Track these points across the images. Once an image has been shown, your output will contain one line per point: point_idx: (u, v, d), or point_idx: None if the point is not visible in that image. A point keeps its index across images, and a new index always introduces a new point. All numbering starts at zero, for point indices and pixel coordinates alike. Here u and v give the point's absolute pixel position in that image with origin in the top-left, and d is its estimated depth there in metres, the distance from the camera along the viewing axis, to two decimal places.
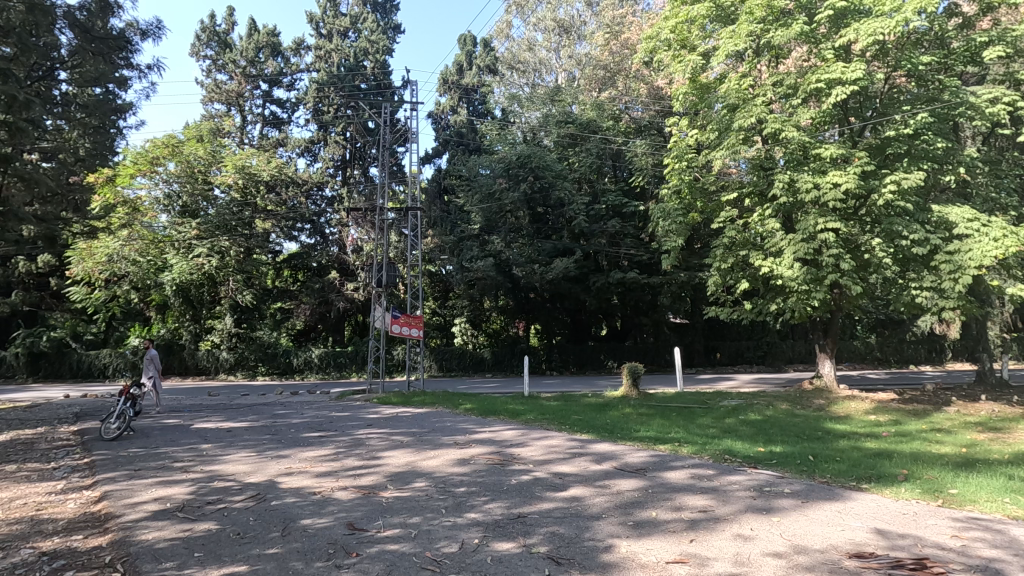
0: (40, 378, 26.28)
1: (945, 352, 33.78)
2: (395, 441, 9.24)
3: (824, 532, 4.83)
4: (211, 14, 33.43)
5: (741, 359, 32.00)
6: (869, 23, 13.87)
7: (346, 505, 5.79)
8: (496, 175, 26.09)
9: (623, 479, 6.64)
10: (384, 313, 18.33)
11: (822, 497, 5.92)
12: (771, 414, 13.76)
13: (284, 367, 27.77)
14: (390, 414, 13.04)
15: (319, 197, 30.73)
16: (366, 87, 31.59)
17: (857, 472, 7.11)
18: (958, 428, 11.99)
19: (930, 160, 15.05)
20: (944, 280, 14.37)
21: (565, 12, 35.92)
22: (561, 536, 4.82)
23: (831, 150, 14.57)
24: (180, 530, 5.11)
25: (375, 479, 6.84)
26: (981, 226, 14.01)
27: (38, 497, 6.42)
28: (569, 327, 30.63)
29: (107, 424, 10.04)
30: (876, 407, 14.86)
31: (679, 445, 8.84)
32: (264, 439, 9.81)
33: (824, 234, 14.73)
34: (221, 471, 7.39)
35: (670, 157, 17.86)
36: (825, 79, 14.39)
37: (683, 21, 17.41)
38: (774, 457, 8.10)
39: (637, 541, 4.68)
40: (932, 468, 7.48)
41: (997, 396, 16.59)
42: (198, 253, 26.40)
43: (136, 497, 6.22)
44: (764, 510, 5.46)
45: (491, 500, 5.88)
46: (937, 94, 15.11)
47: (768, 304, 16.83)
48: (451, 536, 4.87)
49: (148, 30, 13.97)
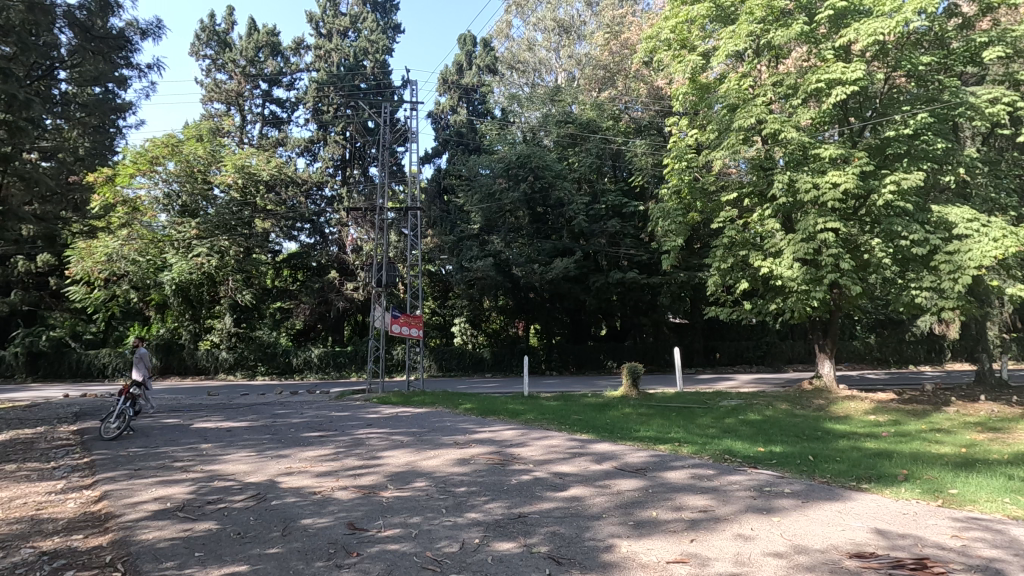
0: (39, 377, 26.24)
1: (944, 353, 33.80)
2: (395, 441, 9.24)
3: (825, 532, 4.83)
4: (211, 14, 33.40)
5: (741, 359, 32.01)
6: (869, 24, 13.87)
7: (347, 505, 5.78)
8: (496, 175, 26.09)
9: (623, 479, 6.64)
10: (384, 313, 18.27)
11: (822, 497, 5.92)
12: (771, 414, 13.77)
13: (283, 367, 27.73)
14: (390, 414, 13.03)
15: (319, 197, 30.67)
16: (366, 87, 31.55)
17: (857, 473, 7.12)
18: (958, 428, 12.00)
19: (930, 160, 15.05)
20: (944, 280, 14.37)
21: (565, 12, 35.90)
22: (561, 536, 4.82)
23: (830, 150, 14.58)
24: (180, 530, 5.10)
25: (375, 479, 6.84)
26: (981, 226, 14.01)
27: (38, 497, 6.41)
28: (568, 327, 30.65)
29: (107, 423, 10.03)
30: (876, 407, 14.88)
31: (679, 445, 8.86)
32: (264, 438, 9.80)
33: (823, 234, 14.72)
34: (221, 470, 7.38)
35: (670, 157, 17.89)
36: (825, 79, 14.40)
37: (683, 22, 17.42)
38: (774, 456, 8.11)
39: (637, 541, 4.69)
40: (932, 467, 7.49)
41: (997, 396, 16.59)
42: (198, 253, 26.44)
43: (136, 497, 6.21)
44: (765, 510, 5.47)
45: (491, 500, 5.88)
46: (938, 94, 15.11)
47: (767, 304, 16.83)
48: (451, 536, 4.87)
49: (148, 30, 13.95)
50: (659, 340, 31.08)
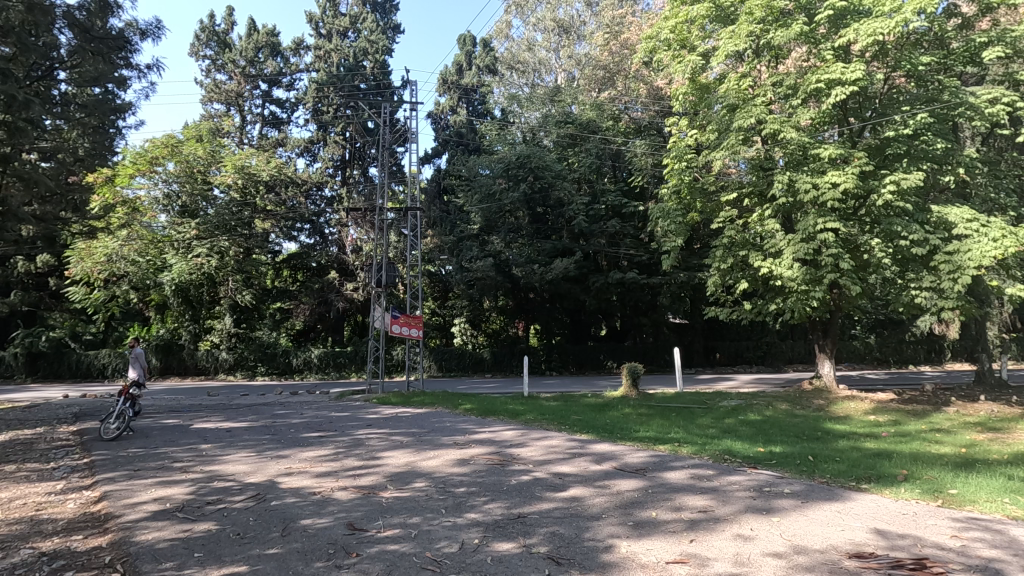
0: (39, 378, 26.23)
1: (944, 353, 33.80)
2: (395, 441, 9.25)
3: (824, 532, 4.83)
4: (211, 14, 33.40)
5: (741, 359, 32.02)
6: (869, 23, 13.87)
7: (346, 505, 5.79)
8: (496, 175, 26.10)
9: (623, 479, 6.65)
10: (384, 314, 18.27)
11: (822, 498, 5.92)
12: (770, 414, 13.78)
13: (283, 367, 27.71)
14: (389, 414, 13.04)
15: (319, 197, 30.62)
16: (365, 88, 31.52)
17: (856, 473, 7.12)
18: (957, 428, 12.00)
19: (930, 161, 15.04)
20: (944, 280, 14.36)
21: (564, 12, 35.89)
22: (561, 536, 4.82)
23: (830, 151, 14.56)
24: (180, 530, 5.11)
25: (375, 479, 6.85)
26: (981, 226, 14.00)
27: (38, 497, 6.42)
28: (568, 327, 30.66)
29: (107, 424, 10.02)
30: (876, 407, 14.88)
31: (679, 445, 8.86)
32: (264, 439, 9.80)
33: (823, 234, 14.71)
34: (221, 471, 7.39)
35: (670, 157, 17.88)
36: (825, 80, 14.40)
37: (683, 22, 17.46)
38: (773, 457, 8.12)
39: (636, 541, 4.69)
40: (932, 468, 7.49)
41: (997, 396, 16.60)
42: (198, 253, 26.46)
43: (136, 497, 6.22)
44: (764, 510, 5.47)
45: (491, 500, 5.89)
46: (938, 94, 15.12)
47: (767, 304, 16.84)
48: (451, 536, 4.87)
49: (148, 30, 13.96)
50: (659, 341, 31.08)
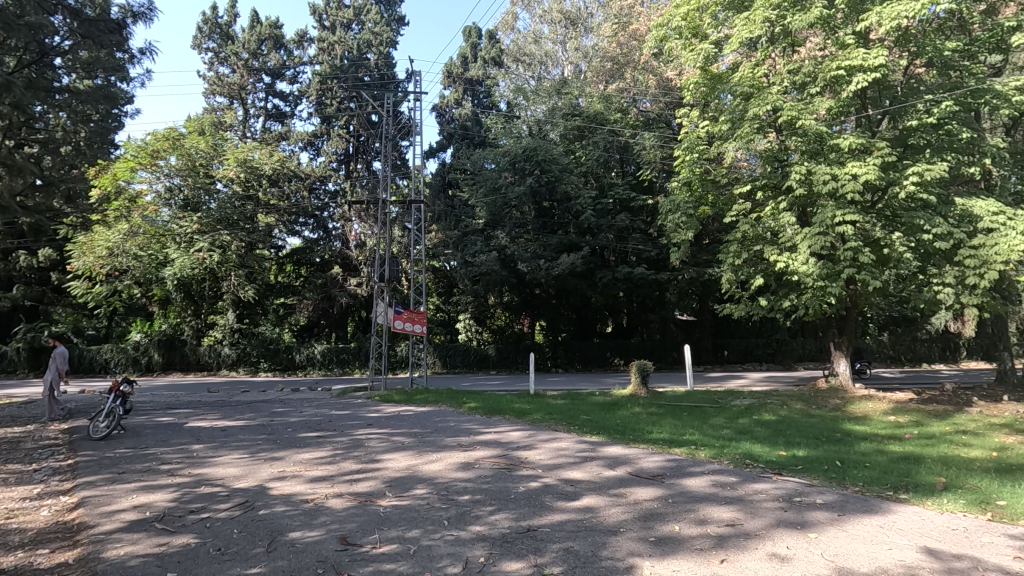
0: (40, 373, 25.89)
1: (959, 352, 33.20)
2: (396, 443, 8.74)
3: (870, 553, 4.31)
4: (212, 6, 33.08)
5: (751, 356, 31.38)
6: (892, 6, 13.25)
7: (339, 515, 5.30)
8: (501, 168, 25.38)
9: (640, 488, 6.12)
10: (386, 309, 17.86)
11: (859, 510, 5.39)
12: (785, 414, 13.27)
13: (285, 364, 27.47)
14: (392, 413, 12.59)
15: (322, 191, 30.08)
16: (369, 80, 30.60)
17: (890, 481, 6.57)
18: (986, 430, 11.41)
19: (954, 151, 14.41)
20: (968, 275, 13.88)
21: (572, 4, 35.09)
22: (575, 554, 4.34)
23: (850, 141, 13.96)
24: (155, 544, 4.64)
25: (373, 485, 6.36)
26: (1008, 220, 13.47)
27: (11, 504, 5.96)
28: (574, 324, 30.02)
29: (95, 423, 9.54)
30: (896, 408, 14.28)
31: (695, 449, 8.35)
32: (259, 439, 9.33)
33: (842, 226, 14.09)
34: (210, 475, 6.93)
35: (681, 149, 17.44)
36: (845, 66, 13.84)
37: (695, 8, 16.99)
38: (798, 462, 7.60)
39: (661, 560, 4.20)
40: (971, 476, 6.95)
41: (1021, 395, 16.04)
42: (199, 248, 25.55)
43: (114, 504, 5.76)
44: (798, 524, 4.96)
45: (497, 511, 5.39)
46: (963, 82, 14.62)
47: (782, 301, 16.35)
48: (453, 554, 4.38)
49: (139, 13, 13.35)
50: (667, 338, 30.80)
